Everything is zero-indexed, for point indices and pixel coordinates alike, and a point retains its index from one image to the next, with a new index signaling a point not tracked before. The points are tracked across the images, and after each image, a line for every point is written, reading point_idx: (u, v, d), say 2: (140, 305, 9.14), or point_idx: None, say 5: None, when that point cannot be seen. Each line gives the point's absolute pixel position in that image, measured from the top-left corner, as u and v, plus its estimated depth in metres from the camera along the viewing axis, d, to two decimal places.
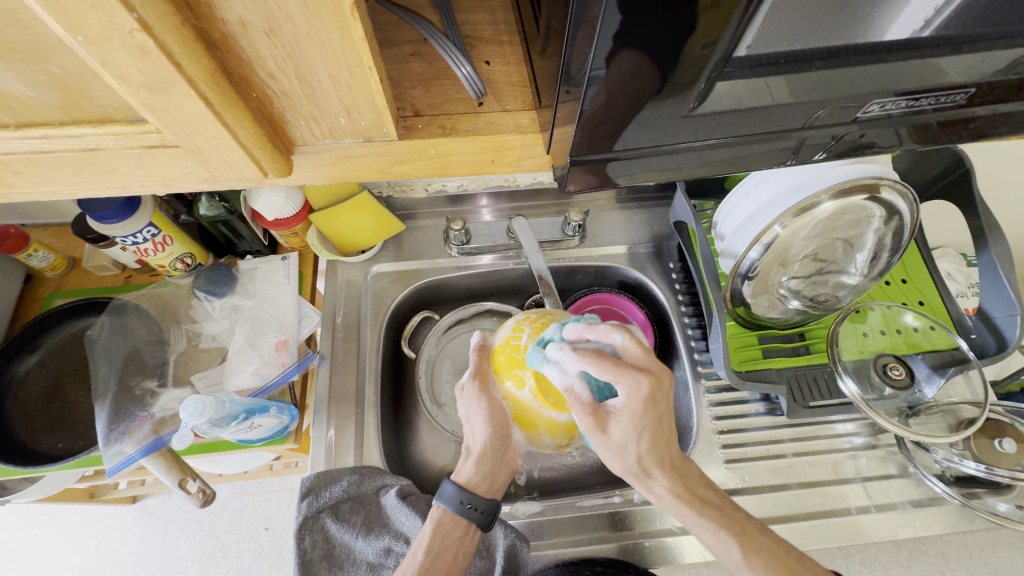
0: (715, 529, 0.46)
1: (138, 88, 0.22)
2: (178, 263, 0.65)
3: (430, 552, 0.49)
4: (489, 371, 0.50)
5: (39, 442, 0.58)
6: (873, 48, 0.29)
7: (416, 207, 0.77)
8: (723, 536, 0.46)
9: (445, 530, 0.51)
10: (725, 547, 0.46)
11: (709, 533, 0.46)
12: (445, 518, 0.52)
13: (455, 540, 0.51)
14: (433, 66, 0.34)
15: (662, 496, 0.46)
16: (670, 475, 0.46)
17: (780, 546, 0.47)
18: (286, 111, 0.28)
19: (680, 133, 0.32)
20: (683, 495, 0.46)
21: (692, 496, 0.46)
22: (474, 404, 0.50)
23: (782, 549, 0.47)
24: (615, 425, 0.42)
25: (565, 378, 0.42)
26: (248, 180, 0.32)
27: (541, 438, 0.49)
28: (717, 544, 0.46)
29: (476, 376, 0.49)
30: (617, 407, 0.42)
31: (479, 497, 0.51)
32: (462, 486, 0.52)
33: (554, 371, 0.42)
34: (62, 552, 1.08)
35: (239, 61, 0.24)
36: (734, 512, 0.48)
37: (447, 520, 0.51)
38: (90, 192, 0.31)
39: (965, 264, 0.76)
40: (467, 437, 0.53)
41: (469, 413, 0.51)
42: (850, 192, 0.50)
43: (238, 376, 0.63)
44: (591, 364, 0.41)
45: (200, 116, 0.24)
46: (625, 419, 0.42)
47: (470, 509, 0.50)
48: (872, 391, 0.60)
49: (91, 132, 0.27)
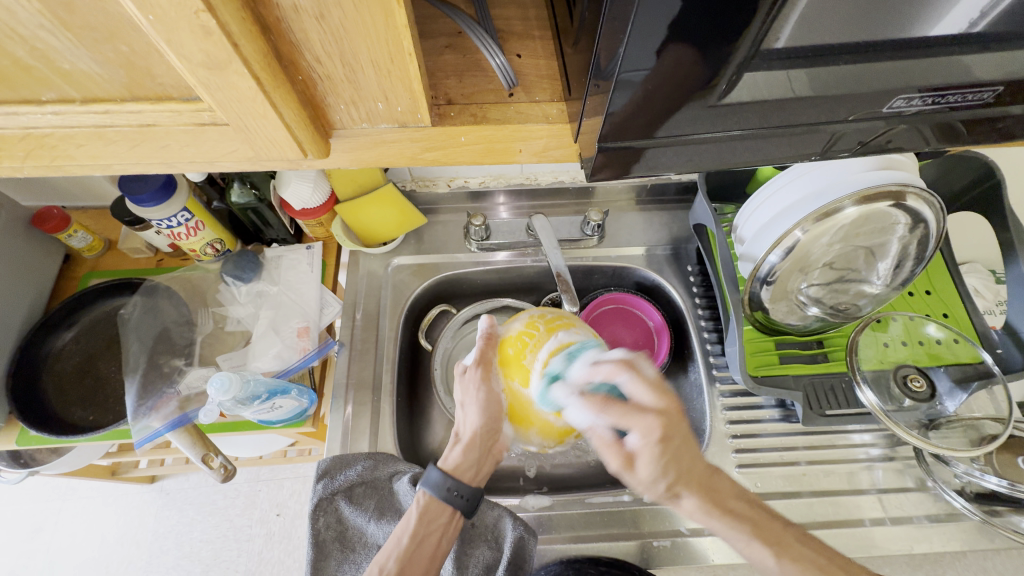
0: (749, 538, 0.44)
1: (197, 66, 0.24)
2: (208, 248, 0.67)
3: (415, 538, 0.50)
4: (493, 361, 0.52)
5: (72, 414, 0.60)
6: (901, 44, 0.29)
7: (438, 202, 0.78)
8: (757, 545, 0.44)
9: (429, 515, 0.52)
10: (760, 557, 0.43)
11: (743, 543, 0.44)
12: (430, 504, 0.52)
13: (439, 526, 0.52)
14: (467, 57, 0.35)
15: (692, 513, 0.46)
16: (697, 491, 0.45)
17: (822, 555, 0.44)
18: (327, 95, 0.29)
19: (706, 126, 0.32)
20: (712, 508, 0.45)
21: (721, 507, 0.45)
22: (473, 391, 0.52)
23: (823, 558, 0.43)
24: (641, 463, 0.43)
25: (586, 421, 0.43)
26: (288, 161, 0.33)
27: (530, 435, 0.51)
28: (753, 556, 0.44)
29: (479, 363, 0.52)
30: (637, 447, 0.43)
31: (465, 484, 0.52)
32: (447, 472, 0.53)
33: (573, 413, 0.44)
34: (82, 526, 1.11)
35: (288, 45, 0.25)
36: (772, 524, 0.45)
37: (432, 506, 0.52)
38: (141, 168, 0.32)
39: (993, 281, 0.75)
40: (458, 424, 0.55)
41: (466, 399, 0.53)
42: (874, 198, 0.49)
43: (261, 358, 0.65)
44: (599, 409, 0.43)
45: (251, 96, 0.26)
46: (647, 458, 0.43)
47: (455, 495, 0.51)
48: (891, 402, 0.60)
49: (150, 108, 0.28)
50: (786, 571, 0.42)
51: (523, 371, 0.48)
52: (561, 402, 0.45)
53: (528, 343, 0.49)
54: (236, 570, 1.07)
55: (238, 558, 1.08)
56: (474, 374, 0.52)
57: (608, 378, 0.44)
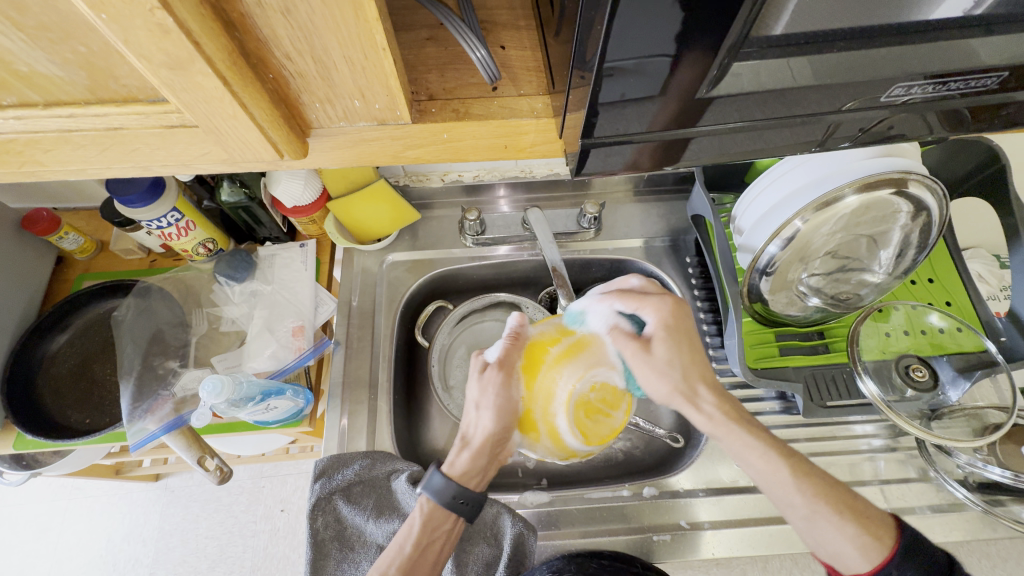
0: (761, 450, 0.45)
1: (158, 67, 0.23)
2: (200, 248, 0.67)
3: (417, 543, 0.49)
4: (516, 363, 0.52)
5: (69, 417, 0.60)
6: (898, 28, 0.28)
7: (432, 197, 0.77)
8: (771, 455, 0.44)
9: (430, 522, 0.51)
10: (773, 469, 0.44)
11: (757, 457, 0.45)
12: (429, 509, 0.51)
13: (443, 534, 0.51)
14: (448, 51, 0.34)
15: (707, 419, 0.47)
16: (714, 393, 0.47)
17: (844, 493, 0.43)
18: (301, 93, 0.28)
19: (694, 118, 0.31)
20: (730, 414, 0.47)
21: (734, 414, 0.47)
22: (491, 394, 0.51)
23: (845, 492, 0.43)
24: (656, 346, 0.47)
25: (608, 316, 0.50)
26: (265, 162, 0.32)
27: (541, 439, 0.51)
28: (766, 469, 0.44)
29: (502, 366, 0.51)
30: (652, 332, 0.48)
31: (471, 493, 0.51)
32: (451, 478, 0.52)
33: (595, 312, 0.51)
34: (89, 524, 1.12)
35: (256, 41, 0.24)
36: (786, 442, 0.46)
37: (435, 513, 0.51)
38: (114, 171, 0.32)
39: (997, 266, 0.74)
40: (468, 429, 0.54)
41: (482, 401, 0.52)
42: (876, 185, 0.48)
43: (257, 359, 0.64)
44: (616, 298, 0.50)
45: (218, 96, 0.25)
46: (665, 342, 0.47)
47: (459, 504, 0.50)
48: (893, 392, 0.59)
49: (115, 111, 0.27)
50: (798, 485, 0.43)
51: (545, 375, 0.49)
52: (582, 309, 0.51)
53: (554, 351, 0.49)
54: (242, 565, 1.08)
55: (243, 554, 1.09)
56: (495, 374, 0.51)
57: (622, 284, 0.53)
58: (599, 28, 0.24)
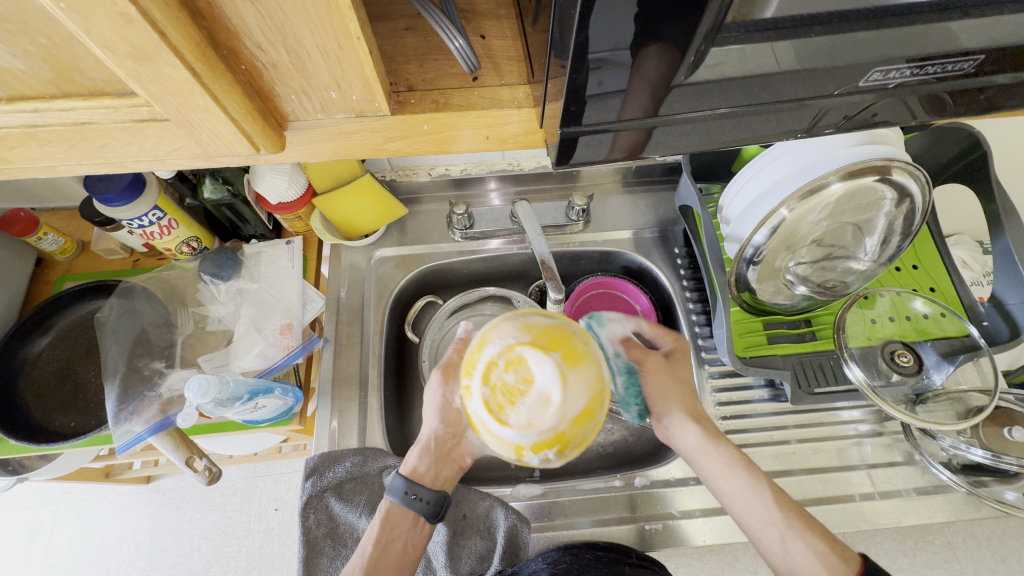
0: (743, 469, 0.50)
1: (124, 58, 0.22)
2: (184, 246, 0.66)
3: (378, 543, 0.49)
4: (459, 366, 0.54)
5: (54, 421, 0.59)
6: (876, 13, 0.28)
7: (420, 191, 0.77)
8: (751, 474, 0.50)
9: (391, 523, 0.50)
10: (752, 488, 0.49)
11: (743, 479, 0.50)
12: (387, 509, 0.51)
13: (403, 531, 0.50)
14: (428, 41, 0.34)
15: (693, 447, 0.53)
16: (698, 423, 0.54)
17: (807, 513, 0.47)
18: (275, 85, 0.27)
19: (676, 105, 0.31)
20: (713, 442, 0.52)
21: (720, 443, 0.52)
22: (434, 394, 0.54)
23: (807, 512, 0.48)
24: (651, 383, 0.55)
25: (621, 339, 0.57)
26: (242, 156, 0.32)
27: (489, 446, 0.44)
28: (749, 489, 0.49)
29: (445, 368, 0.54)
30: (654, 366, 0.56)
31: (424, 488, 0.50)
32: (407, 477, 0.52)
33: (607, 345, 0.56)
34: (80, 528, 1.11)
35: (225, 31, 0.24)
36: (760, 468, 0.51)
37: (394, 512, 0.51)
38: (86, 168, 0.31)
39: (980, 252, 0.75)
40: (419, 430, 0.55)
41: (429, 404, 0.54)
42: (859, 173, 0.48)
43: (244, 358, 0.63)
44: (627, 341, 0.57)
45: (187, 88, 0.24)
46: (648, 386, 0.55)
47: (413, 499, 0.50)
48: (879, 377, 0.60)
49: (82, 105, 0.27)
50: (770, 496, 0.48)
51: (470, 371, 0.44)
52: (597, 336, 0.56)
53: (475, 345, 0.44)
54: (237, 565, 1.08)
55: (238, 554, 1.09)
56: (434, 376, 0.54)
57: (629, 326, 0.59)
58: (573, 17, 0.24)
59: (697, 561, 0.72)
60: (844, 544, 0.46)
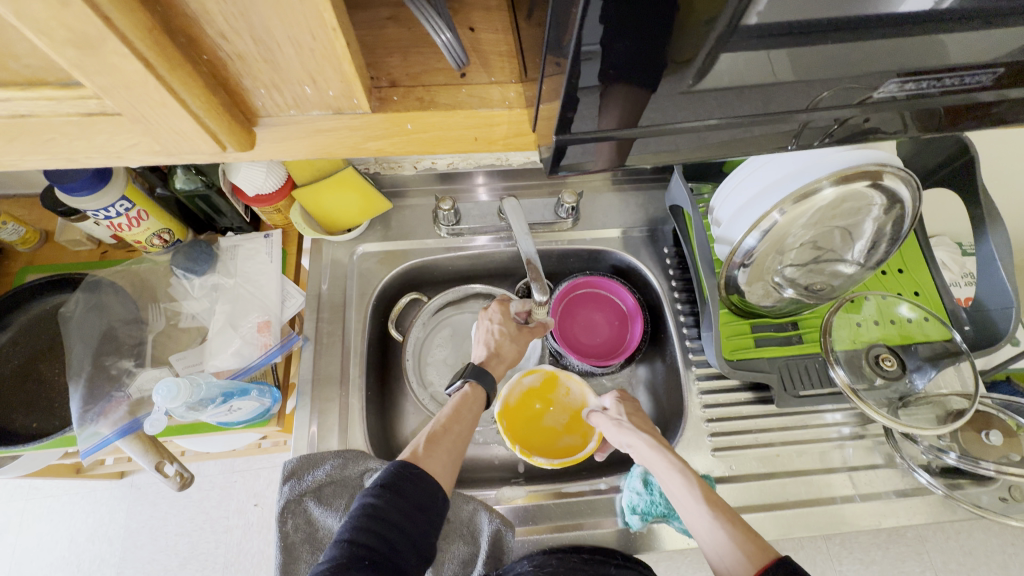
0: (677, 471, 0.48)
1: (63, 45, 0.20)
2: (155, 239, 0.62)
3: (455, 411, 0.55)
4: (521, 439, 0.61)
5: (14, 422, 0.56)
6: (888, 20, 0.27)
7: (405, 184, 0.74)
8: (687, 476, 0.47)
9: (466, 404, 0.56)
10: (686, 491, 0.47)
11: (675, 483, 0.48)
12: (468, 392, 0.57)
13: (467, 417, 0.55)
14: (412, 32, 0.32)
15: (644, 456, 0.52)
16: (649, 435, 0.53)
17: (726, 514, 0.44)
18: (243, 77, 0.25)
19: (673, 109, 0.30)
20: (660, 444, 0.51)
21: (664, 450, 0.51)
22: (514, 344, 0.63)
23: (728, 512, 0.45)
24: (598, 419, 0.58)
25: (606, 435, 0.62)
26: (207, 154, 0.29)
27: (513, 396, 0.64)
28: (676, 489, 0.47)
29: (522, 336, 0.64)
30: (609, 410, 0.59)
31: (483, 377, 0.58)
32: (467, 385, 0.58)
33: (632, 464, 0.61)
34: (51, 524, 1.08)
35: (183, 17, 0.21)
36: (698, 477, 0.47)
37: (470, 397, 0.57)
38: (32, 163, 0.28)
39: (960, 253, 0.76)
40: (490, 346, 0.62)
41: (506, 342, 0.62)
42: (853, 178, 0.48)
43: (219, 357, 0.61)
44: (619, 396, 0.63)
45: (140, 80, 0.22)
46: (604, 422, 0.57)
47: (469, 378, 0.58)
48: (863, 381, 0.60)
49: (19, 96, 0.24)
50: (701, 498, 0.46)
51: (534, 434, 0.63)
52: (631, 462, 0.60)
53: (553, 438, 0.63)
54: (214, 562, 1.06)
55: (216, 550, 1.07)
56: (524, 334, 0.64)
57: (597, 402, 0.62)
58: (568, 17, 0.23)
59: (677, 557, 0.72)
60: (766, 541, 0.41)
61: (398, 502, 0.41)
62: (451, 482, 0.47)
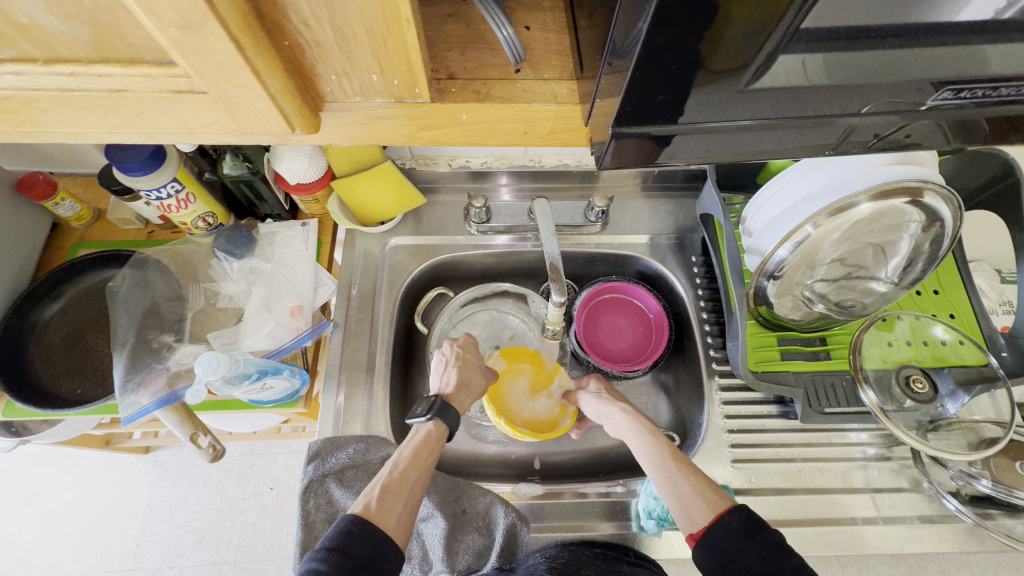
0: (648, 435, 0.52)
1: (169, 26, 0.22)
2: (200, 221, 0.65)
3: (415, 453, 0.50)
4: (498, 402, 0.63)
5: (60, 387, 0.59)
6: (944, 29, 0.27)
7: (438, 180, 0.76)
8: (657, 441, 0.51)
9: (429, 443, 0.52)
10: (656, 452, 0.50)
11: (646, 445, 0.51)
12: (432, 432, 0.53)
13: (424, 464, 0.50)
14: (471, 29, 0.33)
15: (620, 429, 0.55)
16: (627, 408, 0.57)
17: (687, 468, 0.48)
18: (317, 64, 0.27)
19: (722, 111, 0.30)
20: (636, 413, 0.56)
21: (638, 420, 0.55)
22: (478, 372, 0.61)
23: (689, 466, 0.48)
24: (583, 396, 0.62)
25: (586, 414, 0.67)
26: (274, 135, 0.31)
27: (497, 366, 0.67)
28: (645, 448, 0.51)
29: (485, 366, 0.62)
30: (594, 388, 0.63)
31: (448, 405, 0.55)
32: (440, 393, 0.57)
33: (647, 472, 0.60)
34: (78, 493, 1.12)
35: (272, 5, 0.23)
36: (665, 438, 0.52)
37: (435, 435, 0.53)
38: (117, 136, 0.31)
39: (998, 280, 0.74)
40: (452, 372, 0.60)
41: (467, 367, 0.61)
42: (891, 194, 0.47)
43: (253, 337, 0.63)
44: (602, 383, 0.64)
45: (230, 61, 0.24)
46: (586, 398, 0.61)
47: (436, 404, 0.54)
48: (892, 402, 0.59)
49: (119, 72, 0.26)
50: (668, 458, 0.49)
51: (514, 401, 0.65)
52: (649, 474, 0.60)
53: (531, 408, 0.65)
54: (229, 541, 1.08)
55: (231, 530, 1.09)
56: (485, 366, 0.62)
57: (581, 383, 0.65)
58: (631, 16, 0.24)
59: (688, 570, 0.72)
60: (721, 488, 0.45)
61: (346, 565, 0.38)
62: (406, 538, 0.44)
